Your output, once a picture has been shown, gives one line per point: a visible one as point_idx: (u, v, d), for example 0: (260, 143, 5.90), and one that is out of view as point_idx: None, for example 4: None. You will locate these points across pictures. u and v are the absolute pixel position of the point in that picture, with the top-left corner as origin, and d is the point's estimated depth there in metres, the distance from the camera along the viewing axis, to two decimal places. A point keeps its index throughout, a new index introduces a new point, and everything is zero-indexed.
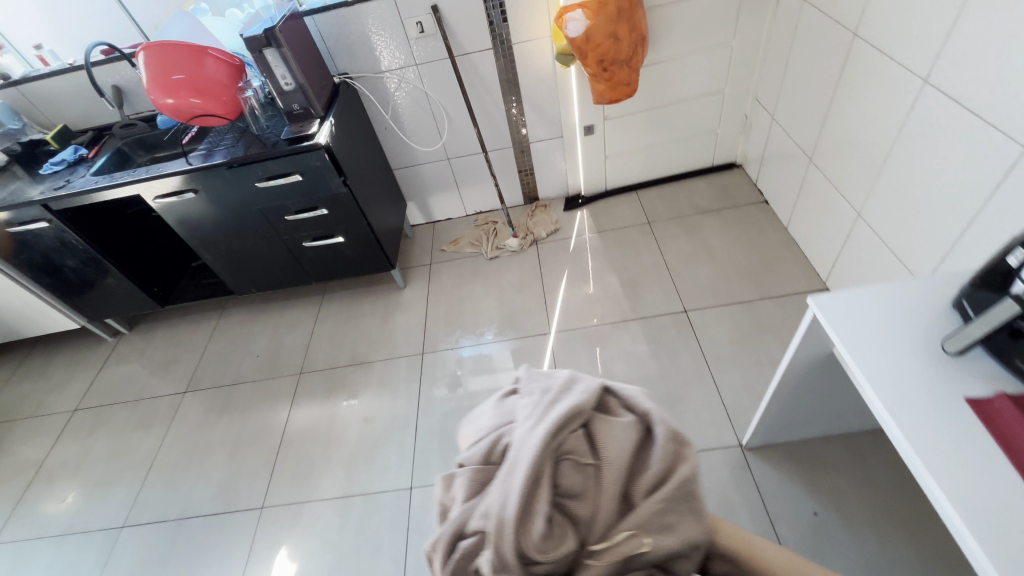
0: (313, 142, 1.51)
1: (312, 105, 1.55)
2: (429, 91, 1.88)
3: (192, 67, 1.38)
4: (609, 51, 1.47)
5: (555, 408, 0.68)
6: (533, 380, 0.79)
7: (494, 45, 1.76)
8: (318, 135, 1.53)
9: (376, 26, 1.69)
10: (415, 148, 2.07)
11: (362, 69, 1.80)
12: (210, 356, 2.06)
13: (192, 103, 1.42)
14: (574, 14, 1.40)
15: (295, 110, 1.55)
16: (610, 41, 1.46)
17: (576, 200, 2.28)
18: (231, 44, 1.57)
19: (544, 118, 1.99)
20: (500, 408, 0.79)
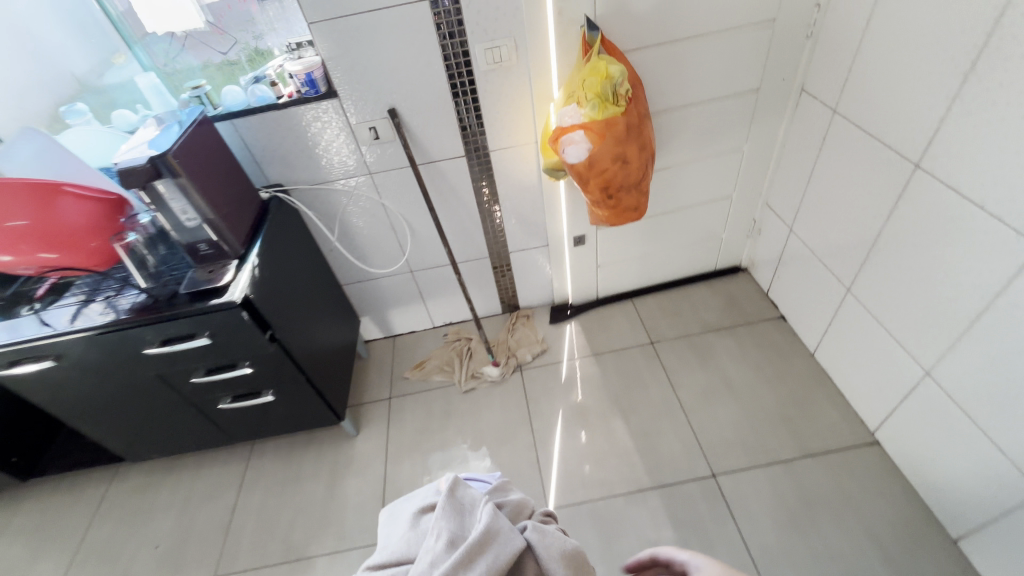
0: (225, 297, 1.10)
1: (226, 242, 1.16)
2: (387, 201, 1.52)
3: (38, 214, 0.96)
4: (616, 176, 1.18)
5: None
6: (448, 513, 0.82)
7: (465, 151, 1.44)
8: (232, 285, 1.12)
9: (317, 131, 1.33)
10: (369, 262, 1.69)
11: (300, 179, 1.43)
12: (93, 545, 1.54)
13: (46, 258, 1.02)
14: (574, 135, 1.11)
15: (202, 250, 1.16)
16: (621, 168, 1.17)
17: (563, 310, 1.95)
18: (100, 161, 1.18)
19: (527, 226, 1.68)
20: (416, 529, 0.85)
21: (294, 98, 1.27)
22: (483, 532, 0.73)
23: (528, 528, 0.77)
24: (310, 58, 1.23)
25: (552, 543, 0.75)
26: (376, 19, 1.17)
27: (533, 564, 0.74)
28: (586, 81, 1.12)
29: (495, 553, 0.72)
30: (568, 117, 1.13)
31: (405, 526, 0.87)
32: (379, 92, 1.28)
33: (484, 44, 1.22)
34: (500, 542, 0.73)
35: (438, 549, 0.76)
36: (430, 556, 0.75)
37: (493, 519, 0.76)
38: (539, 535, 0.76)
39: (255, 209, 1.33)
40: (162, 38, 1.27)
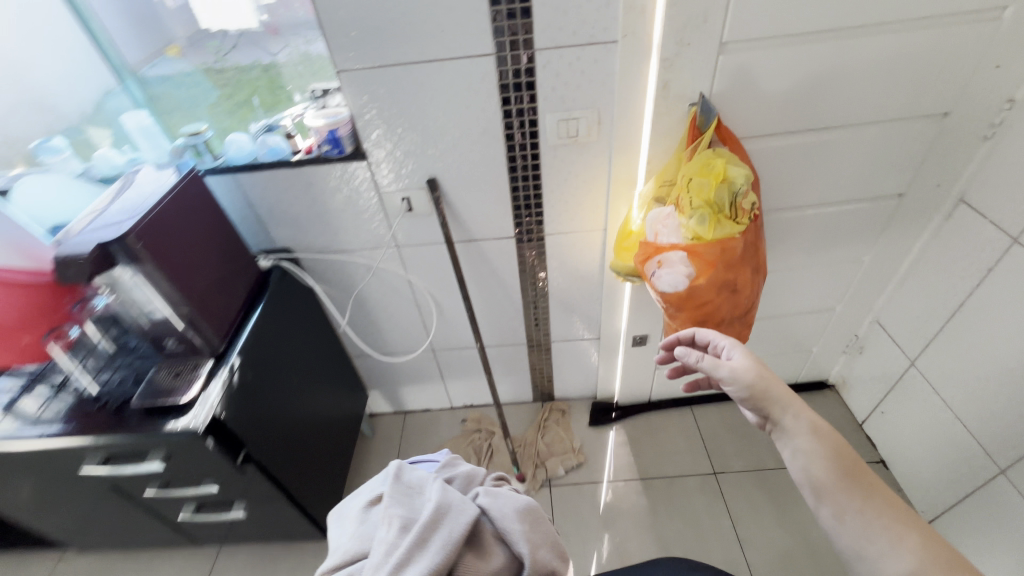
0: (185, 421, 0.83)
1: (201, 339, 0.90)
2: (413, 278, 1.25)
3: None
4: (720, 308, 0.88)
5: (412, 559, 0.57)
6: (397, 497, 0.65)
7: (515, 233, 1.16)
8: (199, 402, 0.86)
9: (338, 196, 1.08)
10: (385, 339, 1.41)
11: (312, 246, 1.17)
12: None
13: None
14: (669, 257, 0.84)
15: (170, 345, 0.90)
16: (729, 298, 0.87)
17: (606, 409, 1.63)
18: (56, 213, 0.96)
19: (578, 317, 1.39)
20: (362, 522, 0.67)
21: (312, 156, 1.01)
22: (433, 510, 0.61)
23: (480, 494, 0.67)
24: (337, 110, 0.97)
25: (506, 503, 0.66)
26: (423, 74, 0.90)
27: (491, 530, 0.65)
28: (690, 184, 0.84)
29: (449, 522, 0.61)
30: (662, 227, 0.86)
31: (351, 520, 0.69)
32: (418, 157, 1.02)
33: (558, 114, 0.95)
34: (453, 513, 0.62)
35: (390, 540, 0.60)
36: (385, 546, 0.60)
37: (447, 494, 0.64)
38: (491, 499, 0.67)
39: (250, 284, 1.07)
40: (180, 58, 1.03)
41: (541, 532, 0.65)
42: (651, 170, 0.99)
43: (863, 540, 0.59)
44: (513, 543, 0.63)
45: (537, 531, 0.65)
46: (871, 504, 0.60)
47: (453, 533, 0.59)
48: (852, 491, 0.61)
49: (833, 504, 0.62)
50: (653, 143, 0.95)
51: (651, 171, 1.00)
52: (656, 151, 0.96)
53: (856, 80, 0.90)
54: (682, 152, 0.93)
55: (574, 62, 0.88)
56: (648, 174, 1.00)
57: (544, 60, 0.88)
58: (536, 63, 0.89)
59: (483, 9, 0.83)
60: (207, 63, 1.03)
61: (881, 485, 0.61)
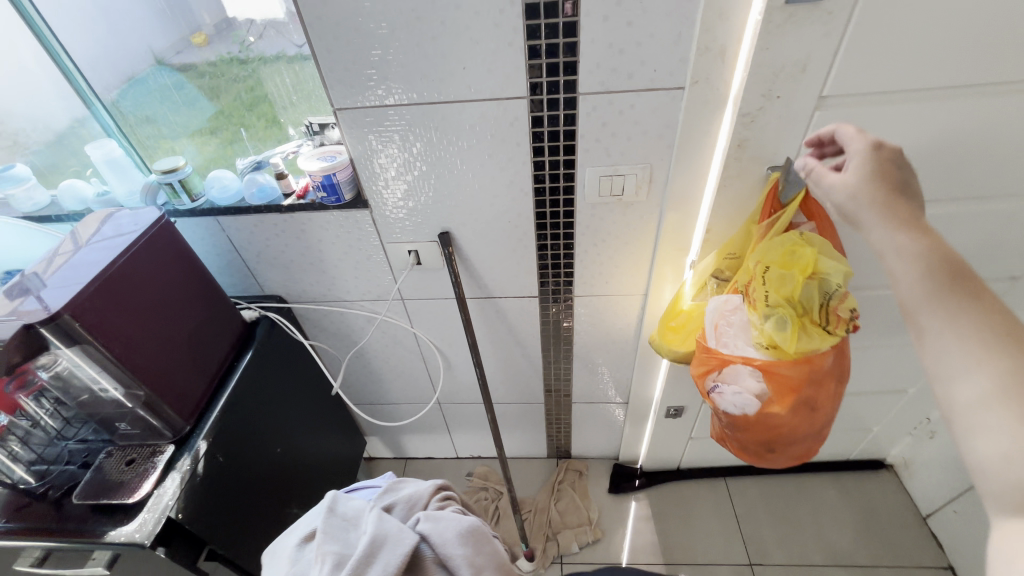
0: (128, 530, 0.69)
1: (160, 421, 0.76)
2: (419, 332, 1.09)
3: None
4: (796, 425, 0.71)
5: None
6: (331, 531, 0.58)
7: (539, 292, 1.00)
8: (149, 503, 0.71)
9: (334, 243, 0.92)
10: (385, 390, 1.26)
11: (305, 294, 1.02)
12: None
13: None
14: (733, 371, 0.70)
15: (123, 429, 0.77)
16: (806, 413, 0.70)
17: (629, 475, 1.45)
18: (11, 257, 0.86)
19: (605, 381, 1.21)
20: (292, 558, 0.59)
21: (305, 200, 0.86)
22: (369, 541, 0.55)
23: (420, 519, 0.61)
24: (335, 150, 0.82)
25: (448, 527, 0.60)
26: (440, 116, 0.74)
27: (430, 556, 0.58)
28: (763, 274, 0.67)
29: (385, 553, 0.55)
30: (724, 325, 0.71)
31: (281, 556, 0.60)
32: (429, 207, 0.86)
33: (601, 168, 0.78)
34: (389, 545, 0.56)
35: None
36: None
37: (382, 524, 0.58)
38: (433, 523, 0.60)
39: (232, 341, 0.93)
40: (161, 72, 0.86)
41: (485, 552, 0.60)
42: (711, 239, 0.82)
43: (944, 358, 0.43)
44: (455, 568, 0.58)
45: (481, 552, 0.60)
46: (959, 321, 0.43)
47: (389, 566, 0.54)
48: (944, 305, 0.44)
49: (920, 322, 0.46)
50: (717, 210, 0.78)
51: (710, 240, 0.82)
52: (719, 219, 0.78)
53: (990, 146, 0.70)
54: (754, 225, 0.75)
55: (627, 110, 0.71)
56: (706, 244, 0.82)
57: (589, 106, 0.71)
58: (578, 108, 0.72)
59: (518, 43, 0.66)
60: (231, 54, 0.83)
61: (986, 297, 0.44)
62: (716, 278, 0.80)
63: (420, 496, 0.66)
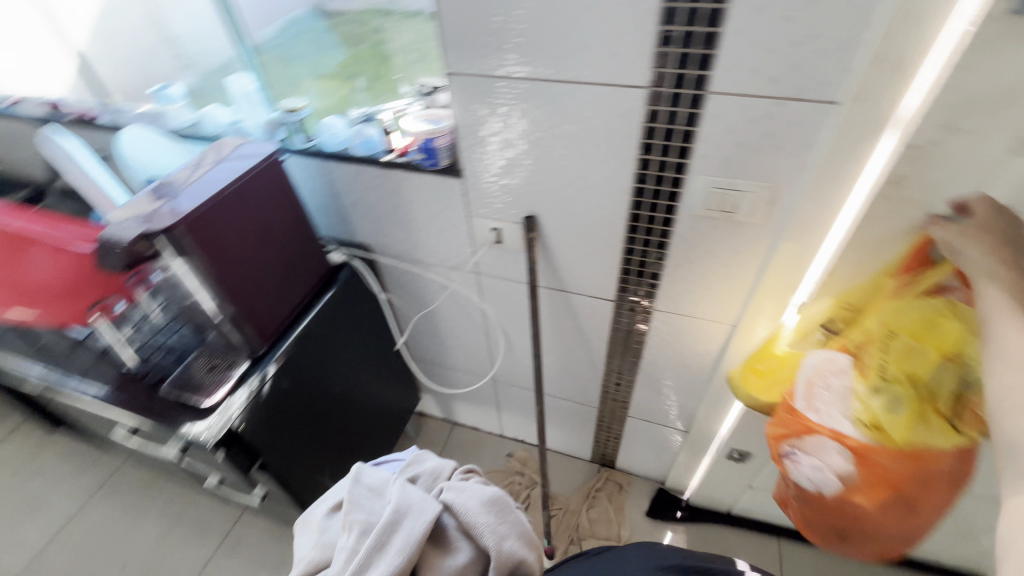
0: (198, 427, 0.77)
1: (241, 339, 0.84)
2: (487, 309, 1.09)
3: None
4: (884, 517, 0.63)
5: (372, 564, 0.52)
6: (357, 500, 0.59)
7: (617, 297, 0.94)
8: (219, 410, 0.79)
9: (423, 205, 0.93)
10: (446, 355, 1.29)
11: (389, 249, 1.05)
12: (79, 527, 1.44)
13: (24, 313, 0.74)
14: (818, 442, 0.62)
15: (211, 338, 0.86)
16: (903, 506, 0.62)
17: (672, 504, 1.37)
18: (156, 163, 0.95)
19: (667, 404, 1.13)
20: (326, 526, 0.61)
21: (403, 159, 0.87)
22: (392, 512, 0.56)
23: (444, 490, 0.61)
24: (439, 115, 0.82)
25: (471, 497, 0.61)
26: (549, 96, 0.70)
27: (454, 525, 0.59)
28: (890, 342, 0.58)
29: (409, 522, 0.56)
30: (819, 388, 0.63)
31: (313, 527, 0.62)
32: (520, 189, 0.83)
33: (714, 180, 0.69)
34: (412, 516, 0.56)
35: (347, 551, 0.55)
36: (343, 555, 0.54)
37: (405, 495, 0.58)
38: (456, 493, 0.61)
39: (318, 279, 0.99)
40: (306, 17, 0.91)
41: (508, 522, 0.62)
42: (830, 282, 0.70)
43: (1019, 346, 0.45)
44: (479, 536, 0.58)
45: (503, 522, 0.61)
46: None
47: (415, 535, 0.55)
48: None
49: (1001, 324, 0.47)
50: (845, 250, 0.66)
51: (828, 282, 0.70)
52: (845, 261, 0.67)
53: None
54: (887, 279, 0.63)
55: (761, 119, 0.62)
56: (823, 286, 0.71)
57: (715, 109, 0.63)
58: (702, 109, 0.64)
59: (649, 27, 0.59)
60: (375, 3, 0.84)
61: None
62: (825, 329, 0.70)
63: (443, 469, 0.67)
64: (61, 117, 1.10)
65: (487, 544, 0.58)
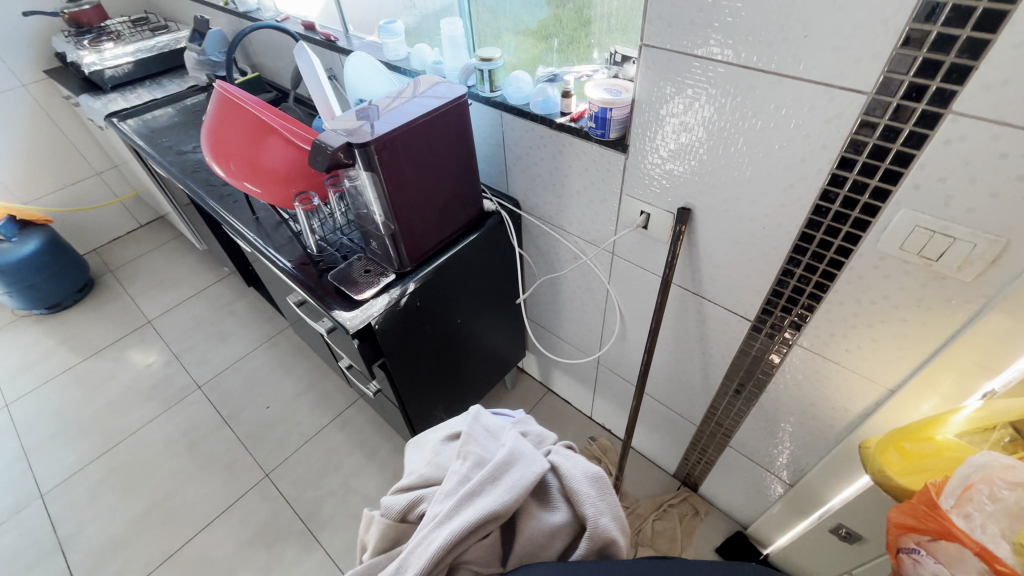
0: (346, 316, 0.91)
1: (395, 254, 0.96)
2: (612, 291, 1.08)
3: (246, 150, 0.87)
4: None
5: (483, 490, 0.59)
6: (474, 435, 0.68)
7: (756, 318, 0.86)
8: (365, 307, 0.93)
9: (581, 174, 0.94)
10: (560, 324, 1.32)
11: (536, 209, 1.09)
12: (247, 365, 1.82)
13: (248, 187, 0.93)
14: (955, 552, 0.51)
15: (373, 247, 1.00)
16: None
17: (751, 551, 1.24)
18: (370, 87, 1.09)
19: (777, 448, 1.03)
20: (445, 451, 0.71)
21: (574, 124, 0.88)
22: (505, 454, 0.62)
23: (552, 453, 0.66)
24: (622, 88, 0.80)
25: (577, 465, 0.64)
26: (746, 84, 0.64)
27: (557, 486, 0.63)
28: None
29: (521, 468, 0.61)
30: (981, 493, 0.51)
31: (429, 449, 0.73)
32: (684, 178, 0.79)
33: (922, 217, 0.59)
34: (523, 464, 0.62)
35: (462, 472, 0.63)
36: (457, 476, 0.62)
37: (520, 444, 0.65)
38: (564, 458, 0.65)
39: (468, 221, 1.07)
40: None
41: (607, 502, 0.62)
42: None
43: None
44: (579, 503, 0.61)
45: (603, 499, 0.62)
46: None
47: (525, 480, 0.60)
48: None
49: None
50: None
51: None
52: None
53: None
54: None
55: (1013, 157, 0.50)
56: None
57: (954, 133, 0.52)
58: (935, 131, 0.53)
59: (896, 22, 0.50)
60: None
61: None
62: (1019, 431, 0.58)
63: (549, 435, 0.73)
64: (309, 36, 1.32)
65: (586, 514, 0.60)
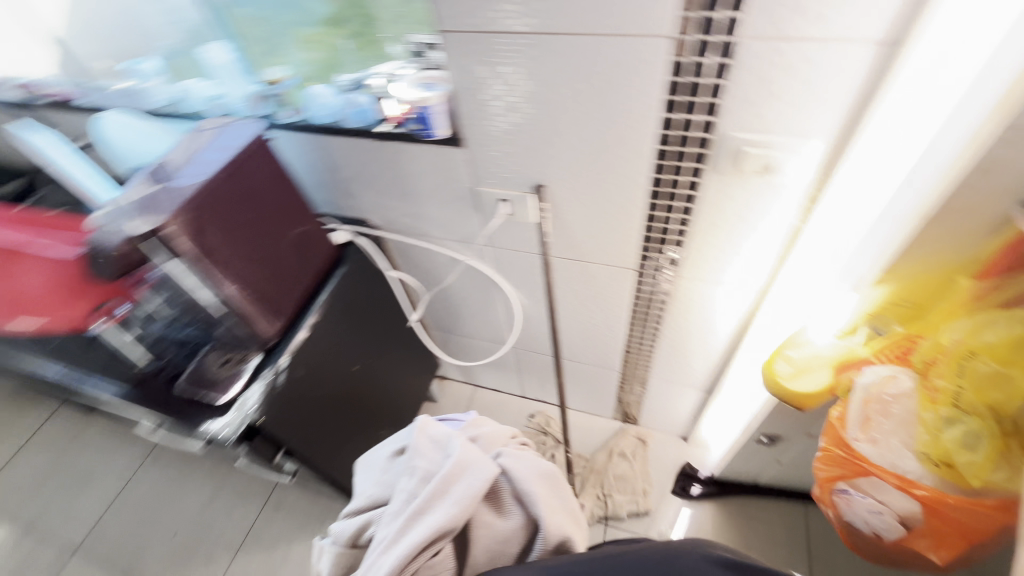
0: (213, 424, 0.77)
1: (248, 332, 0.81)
2: (501, 280, 1.04)
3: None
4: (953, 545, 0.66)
5: (430, 507, 0.55)
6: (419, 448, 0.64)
7: (639, 266, 0.88)
8: (237, 402, 0.79)
9: (426, 178, 0.87)
10: (463, 324, 1.27)
11: (394, 224, 1.00)
12: (128, 499, 1.52)
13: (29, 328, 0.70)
14: (875, 481, 0.66)
15: (219, 333, 0.83)
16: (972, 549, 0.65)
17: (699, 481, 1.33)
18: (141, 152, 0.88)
19: (690, 366, 1.11)
20: (392, 468, 0.66)
21: (398, 130, 0.80)
22: (451, 467, 0.58)
23: (503, 454, 0.62)
24: (440, 79, 0.73)
25: (528, 466, 0.61)
26: (554, 50, 0.61)
27: (509, 489, 0.60)
28: (967, 368, 0.55)
29: (469, 477, 0.57)
30: (878, 418, 0.65)
31: (377, 467, 0.69)
32: (529, 156, 0.75)
33: (747, 137, 0.61)
34: (470, 473, 0.58)
35: (410, 489, 0.59)
36: (406, 494, 0.59)
37: (468, 450, 0.60)
38: (514, 460, 0.61)
39: (322, 261, 0.95)
40: None
41: (559, 499, 0.61)
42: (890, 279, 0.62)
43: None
44: (530, 505, 0.58)
45: (555, 497, 0.61)
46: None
47: (473, 489, 0.56)
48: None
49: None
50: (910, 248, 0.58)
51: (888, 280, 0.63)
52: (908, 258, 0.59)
53: None
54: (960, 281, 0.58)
55: (800, 67, 0.54)
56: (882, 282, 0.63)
57: (749, 57, 0.54)
58: (734, 57, 0.55)
59: None
60: None
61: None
62: (877, 329, 0.67)
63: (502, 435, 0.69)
64: (36, 102, 1.03)
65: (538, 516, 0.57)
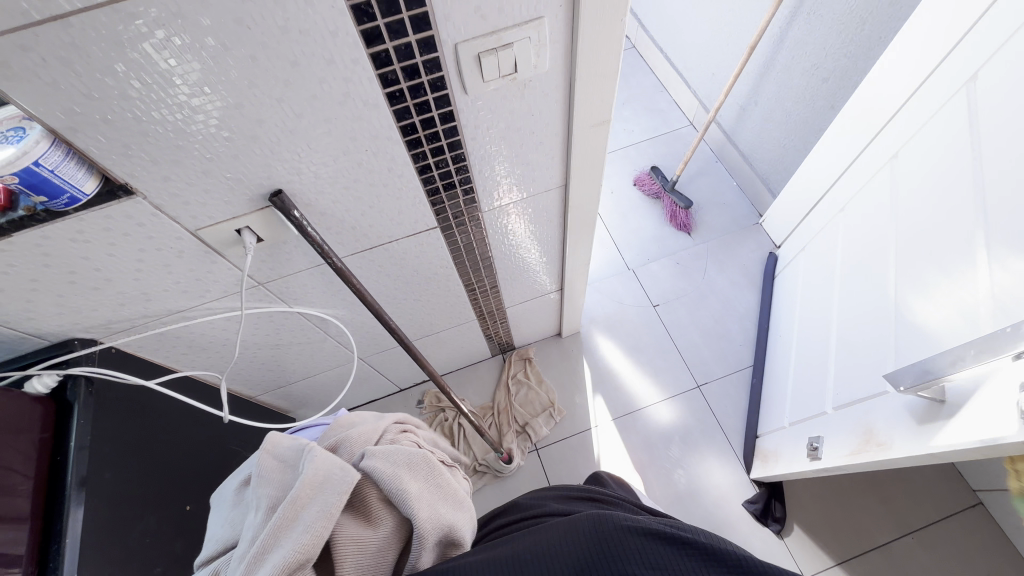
0: None
1: None
2: (302, 310, 0.85)
3: None
4: None
5: (277, 545, 0.43)
6: (266, 476, 0.49)
7: (440, 220, 0.78)
8: None
9: (112, 252, 0.60)
10: (291, 370, 1.06)
11: (115, 323, 0.71)
12: None
13: None
14: None
15: None
16: None
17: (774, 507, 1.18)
18: None
19: (532, 277, 1.10)
20: (239, 503, 0.53)
21: (17, 213, 0.52)
22: (302, 486, 0.45)
23: (368, 455, 0.52)
24: (23, 115, 0.46)
25: (397, 459, 0.53)
26: (169, 14, 0.39)
27: (379, 492, 0.50)
28: None
29: (323, 495, 0.45)
30: None
31: (223, 511, 0.54)
32: (238, 167, 0.55)
33: (476, 42, 0.51)
34: (327, 489, 0.46)
35: (256, 528, 0.46)
36: (249, 534, 0.46)
37: (325, 457, 0.48)
38: (382, 461, 0.52)
39: (38, 431, 0.64)
40: None
41: (433, 484, 0.54)
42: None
43: None
44: (403, 505, 0.49)
45: (429, 484, 0.53)
46: None
47: (329, 509, 0.45)
48: None
49: None
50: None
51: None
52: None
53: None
54: None
55: None
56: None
57: None
58: None
59: None
60: None
61: None
62: None
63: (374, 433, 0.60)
64: None
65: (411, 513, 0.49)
